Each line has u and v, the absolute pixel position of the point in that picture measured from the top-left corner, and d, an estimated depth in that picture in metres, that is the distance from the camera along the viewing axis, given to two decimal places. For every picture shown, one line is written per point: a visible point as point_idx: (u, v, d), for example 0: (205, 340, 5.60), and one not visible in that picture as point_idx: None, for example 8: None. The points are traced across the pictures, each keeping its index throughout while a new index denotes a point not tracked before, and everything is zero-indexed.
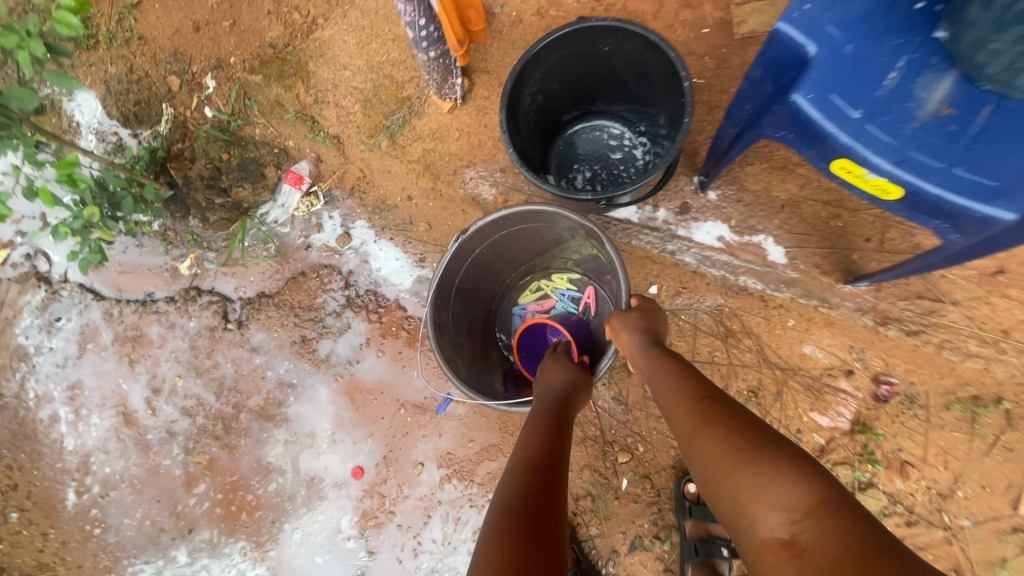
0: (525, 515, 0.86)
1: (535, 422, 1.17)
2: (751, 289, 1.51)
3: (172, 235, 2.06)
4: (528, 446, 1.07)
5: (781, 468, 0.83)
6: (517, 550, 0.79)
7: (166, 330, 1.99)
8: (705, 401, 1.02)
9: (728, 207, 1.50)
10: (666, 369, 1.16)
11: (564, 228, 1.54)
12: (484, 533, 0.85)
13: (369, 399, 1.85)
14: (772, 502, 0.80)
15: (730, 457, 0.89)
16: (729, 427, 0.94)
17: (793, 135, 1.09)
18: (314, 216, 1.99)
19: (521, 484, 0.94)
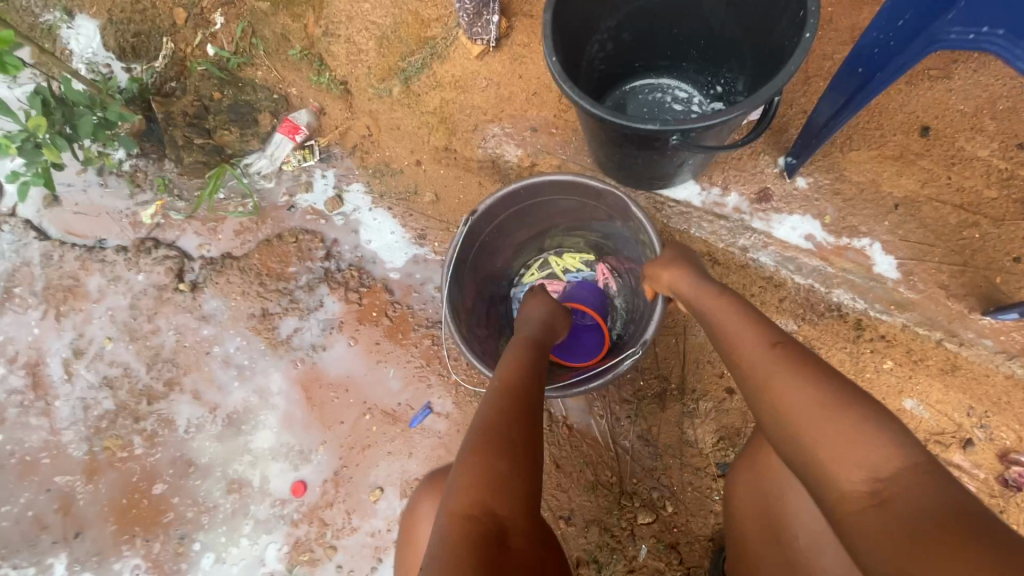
0: (502, 450, 0.72)
1: (521, 352, 0.99)
2: (846, 311, 1.14)
3: (141, 177, 1.72)
4: (511, 376, 0.89)
5: (868, 427, 0.61)
6: (491, 490, 0.67)
7: (107, 284, 1.64)
8: (775, 344, 0.74)
9: (821, 199, 1.15)
10: (721, 296, 0.89)
11: (593, 202, 1.20)
12: (455, 465, 0.72)
13: (329, 398, 1.48)
14: (852, 461, 0.59)
15: (802, 408, 0.66)
16: (806, 371, 0.69)
17: (1003, 33, 0.79)
18: (305, 173, 1.66)
19: (503, 415, 0.78)
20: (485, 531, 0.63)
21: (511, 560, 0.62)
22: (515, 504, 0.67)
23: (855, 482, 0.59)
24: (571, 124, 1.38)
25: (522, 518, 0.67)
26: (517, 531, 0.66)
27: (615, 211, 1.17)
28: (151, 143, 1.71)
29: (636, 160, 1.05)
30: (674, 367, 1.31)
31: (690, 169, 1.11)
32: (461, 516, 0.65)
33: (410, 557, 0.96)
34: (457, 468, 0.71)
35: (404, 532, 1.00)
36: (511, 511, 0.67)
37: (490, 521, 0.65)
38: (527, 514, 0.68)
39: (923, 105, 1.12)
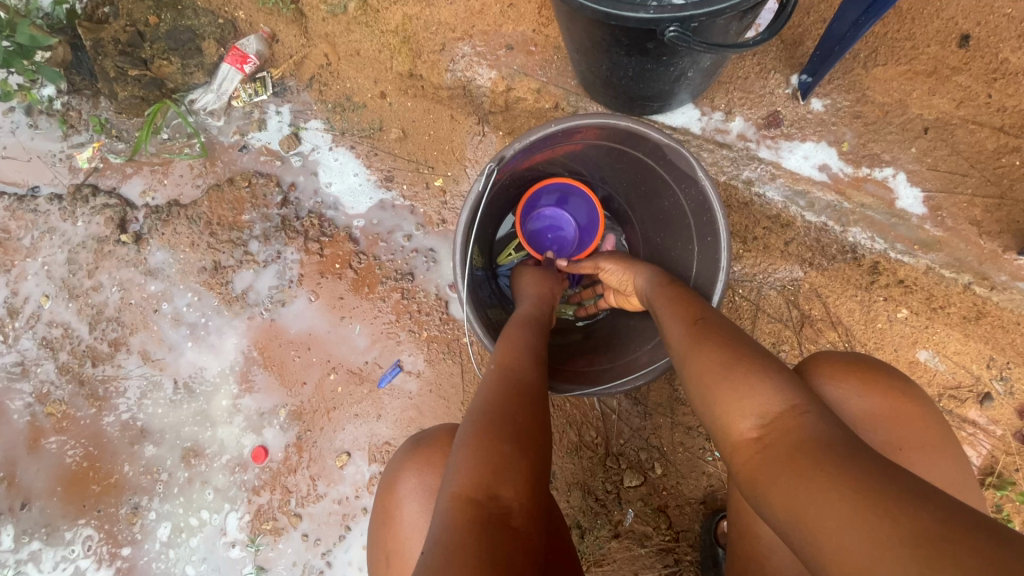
0: (510, 429, 0.63)
1: (518, 327, 0.91)
2: (861, 253, 1.01)
3: (74, 117, 1.47)
4: (510, 349, 0.83)
5: (762, 376, 0.61)
6: (496, 470, 0.58)
7: (40, 236, 1.46)
8: (698, 320, 0.75)
9: (838, 123, 1.00)
10: (663, 288, 0.90)
11: (637, 152, 1.02)
12: (455, 450, 0.62)
13: (290, 357, 1.36)
14: (745, 409, 0.60)
15: (707, 365, 0.67)
16: (720, 336, 0.70)
17: None
18: (257, 109, 1.45)
19: (506, 392, 0.71)
20: (487, 518, 0.53)
21: (518, 547, 0.52)
22: (522, 485, 0.58)
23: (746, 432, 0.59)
24: (553, 40, 1.21)
25: (529, 500, 0.57)
26: (523, 513, 0.56)
27: (661, 164, 0.99)
28: (81, 76, 1.43)
29: (627, 73, 0.90)
30: None
31: (688, 88, 0.95)
32: (463, 500, 0.55)
33: (394, 569, 0.83)
34: (456, 453, 0.62)
35: (381, 538, 0.86)
36: (517, 495, 0.57)
37: (494, 504, 0.55)
38: (533, 495, 0.58)
39: (965, 9, 0.93)
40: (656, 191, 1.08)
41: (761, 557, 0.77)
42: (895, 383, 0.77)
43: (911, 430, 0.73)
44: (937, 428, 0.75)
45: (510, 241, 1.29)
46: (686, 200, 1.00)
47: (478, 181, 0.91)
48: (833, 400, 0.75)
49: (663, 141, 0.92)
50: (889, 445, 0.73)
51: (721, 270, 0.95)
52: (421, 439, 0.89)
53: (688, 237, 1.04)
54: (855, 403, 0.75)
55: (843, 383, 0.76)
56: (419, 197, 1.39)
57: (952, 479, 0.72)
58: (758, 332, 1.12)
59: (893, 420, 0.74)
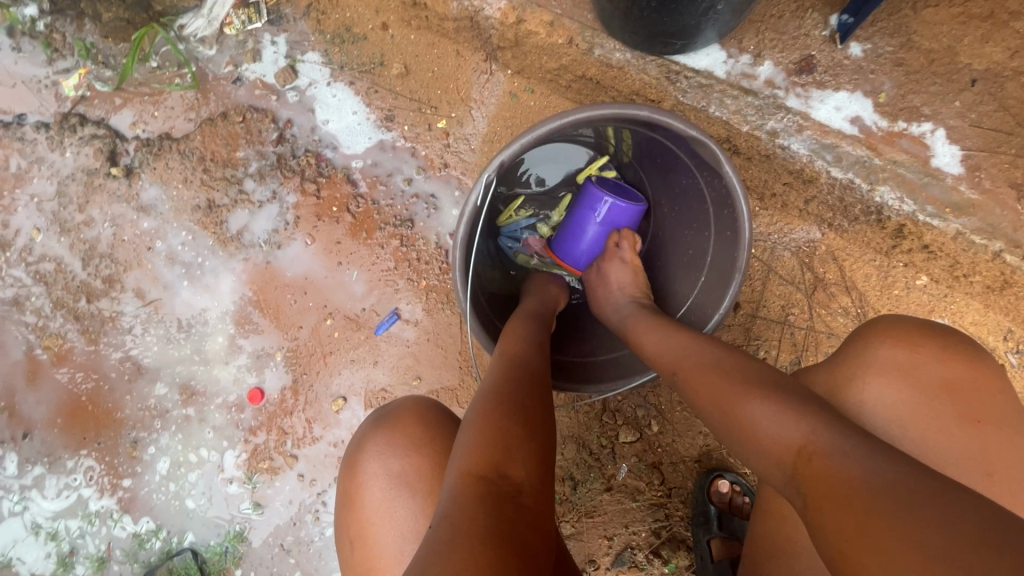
0: (518, 412, 0.61)
1: (523, 319, 0.88)
2: (886, 215, 0.95)
3: (58, 39, 1.37)
4: (512, 337, 0.81)
5: (764, 403, 0.61)
6: (506, 450, 0.56)
7: (29, 166, 1.40)
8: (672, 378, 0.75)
9: (877, 71, 0.91)
10: (636, 323, 0.89)
11: (656, 134, 0.94)
12: (461, 428, 0.61)
13: (286, 300, 1.33)
14: (766, 443, 0.59)
15: (716, 401, 0.67)
16: (712, 369, 0.70)
17: None
18: (252, 39, 1.35)
19: (514, 380, 0.68)
20: (498, 494, 0.51)
21: (529, 526, 0.50)
22: (533, 464, 0.56)
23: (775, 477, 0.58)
24: None
25: (542, 481, 0.55)
26: (535, 492, 0.54)
27: (682, 149, 0.92)
28: None
29: (649, 3, 0.83)
30: None
31: (716, 25, 0.87)
32: (470, 476, 0.53)
33: (358, 552, 0.81)
34: (464, 430, 0.60)
35: (343, 520, 0.84)
36: (529, 476, 0.54)
37: (505, 482, 0.53)
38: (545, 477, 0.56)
39: None
40: (672, 169, 1.01)
41: (782, 514, 0.77)
42: (975, 359, 0.71)
43: (985, 405, 0.69)
44: (1012, 405, 0.70)
45: (515, 200, 1.19)
46: (706, 186, 0.93)
47: (484, 177, 0.83)
48: (906, 362, 0.71)
49: (688, 132, 0.83)
50: (961, 416, 0.69)
51: (737, 273, 0.89)
52: (383, 416, 0.87)
53: (702, 228, 0.99)
54: (928, 368, 0.71)
55: (919, 350, 0.72)
56: (420, 139, 1.32)
57: (1020, 451, 0.69)
58: (769, 295, 1.09)
59: (968, 392, 0.70)
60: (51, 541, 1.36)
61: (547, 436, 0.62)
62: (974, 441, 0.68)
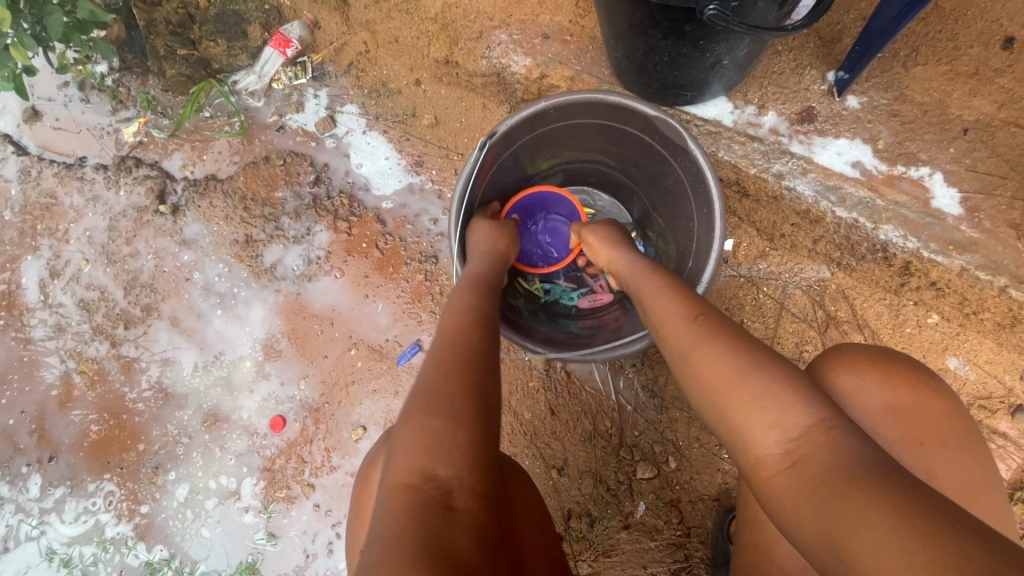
0: (440, 401, 0.61)
1: (464, 289, 0.85)
2: (892, 253, 0.99)
3: (123, 92, 1.53)
4: (453, 314, 0.78)
5: (773, 377, 0.61)
6: (430, 450, 0.57)
7: (86, 204, 1.52)
8: (697, 317, 0.73)
9: (875, 121, 0.99)
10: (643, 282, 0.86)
11: (632, 129, 1.05)
12: (395, 433, 0.62)
13: (313, 330, 1.39)
14: (769, 420, 0.58)
15: (718, 368, 0.65)
16: (723, 339, 0.68)
17: None
18: (296, 92, 1.48)
19: (442, 363, 0.67)
20: (425, 502, 0.53)
21: (459, 526, 0.52)
22: (459, 458, 0.57)
23: (766, 450, 0.57)
24: (589, 31, 1.25)
25: (471, 469, 0.57)
26: (468, 485, 0.56)
27: (657, 139, 1.01)
28: (132, 54, 1.49)
29: (662, 59, 0.92)
30: None
31: (723, 78, 0.96)
32: (399, 487, 0.55)
33: None
34: (396, 437, 0.61)
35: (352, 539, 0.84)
36: (455, 470, 0.56)
37: (432, 485, 0.55)
38: (477, 466, 0.57)
39: (1011, 12, 0.94)
40: (659, 172, 1.10)
41: (769, 545, 0.75)
42: (923, 382, 0.73)
43: (924, 428, 0.70)
44: (960, 431, 0.71)
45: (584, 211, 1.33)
46: (683, 173, 1.00)
47: (477, 151, 0.94)
48: (852, 389, 0.73)
49: (652, 113, 0.95)
50: (907, 440, 0.70)
51: (713, 249, 0.93)
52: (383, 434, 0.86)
53: (691, 216, 1.04)
54: (873, 395, 0.72)
55: (862, 375, 0.73)
56: (447, 183, 1.41)
57: (971, 477, 0.68)
58: (782, 331, 1.13)
59: (916, 412, 0.71)
60: (63, 568, 1.36)
61: (481, 416, 0.62)
62: (923, 465, 0.69)
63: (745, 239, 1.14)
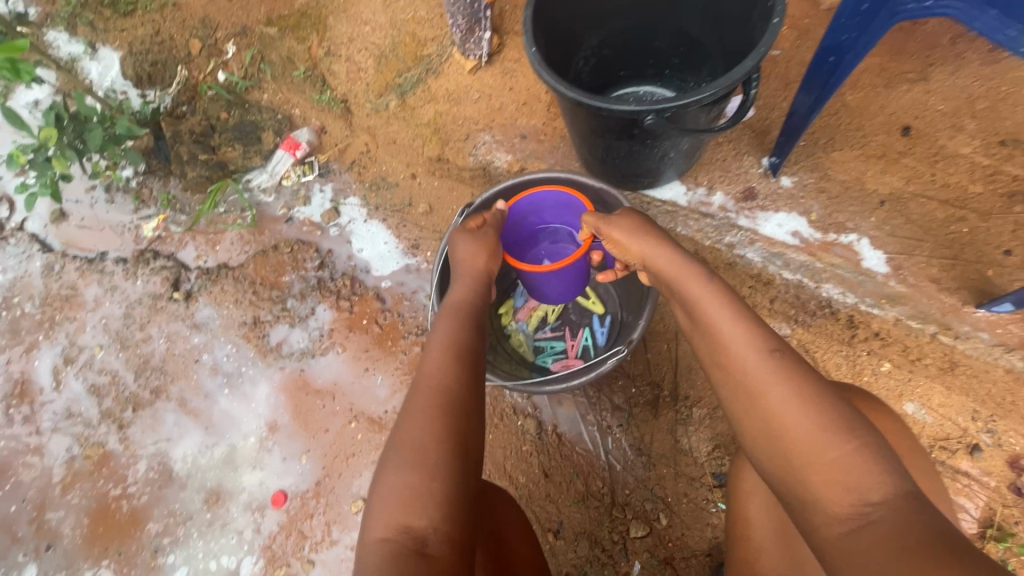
0: (417, 457, 0.69)
1: (445, 320, 0.89)
2: (836, 307, 1.14)
3: (147, 193, 1.70)
4: (432, 352, 0.83)
5: (850, 447, 0.64)
6: (408, 507, 0.66)
7: (104, 294, 1.63)
8: (774, 354, 0.73)
9: (807, 198, 1.15)
10: (698, 288, 0.82)
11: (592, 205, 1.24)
12: (377, 482, 0.71)
13: (315, 405, 1.46)
14: (849, 485, 0.62)
15: (796, 422, 0.68)
16: (797, 385, 0.69)
17: None
18: (304, 188, 1.66)
19: (418, 412, 0.74)
20: (406, 553, 0.63)
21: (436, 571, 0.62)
22: (436, 513, 0.66)
23: (842, 510, 0.62)
24: (559, 131, 1.49)
25: (446, 521, 0.66)
26: (445, 536, 0.66)
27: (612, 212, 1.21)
28: (158, 160, 1.70)
29: (619, 154, 1.09)
30: (666, 375, 1.29)
31: (674, 166, 1.13)
32: (383, 539, 0.65)
33: None
34: (379, 486, 0.70)
35: None
36: (432, 523, 0.66)
37: (411, 537, 0.65)
38: (452, 517, 0.67)
39: (903, 107, 1.15)
40: None
41: None
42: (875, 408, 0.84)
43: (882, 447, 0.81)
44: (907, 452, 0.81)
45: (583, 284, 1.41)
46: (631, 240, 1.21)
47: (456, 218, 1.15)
48: None
49: (599, 188, 1.15)
50: None
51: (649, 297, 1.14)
52: None
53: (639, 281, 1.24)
54: None
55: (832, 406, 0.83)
56: None
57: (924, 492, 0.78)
58: None
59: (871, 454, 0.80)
60: None
61: (454, 466, 0.70)
62: None
63: None
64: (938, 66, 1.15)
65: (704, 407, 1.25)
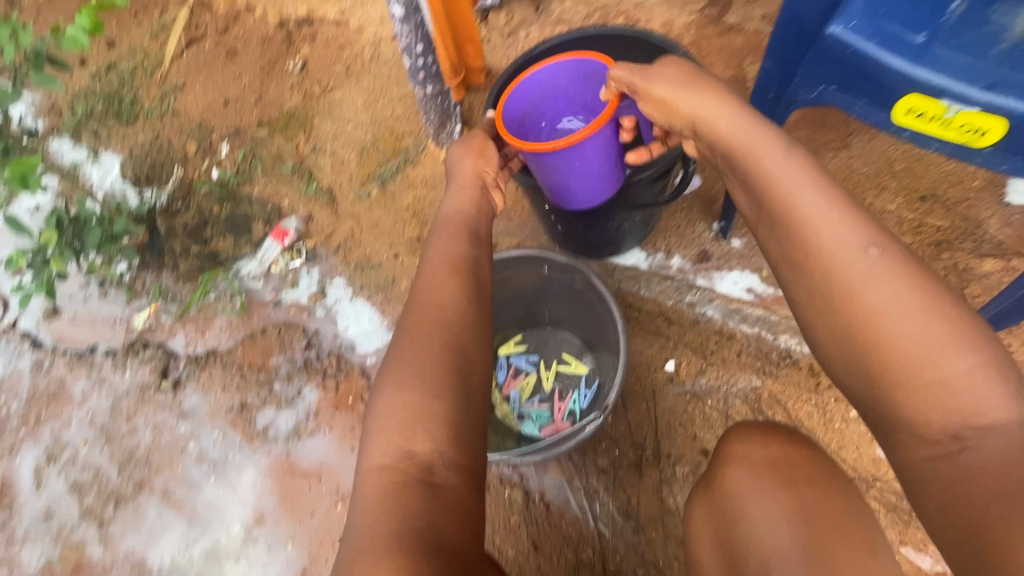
0: (419, 377, 0.74)
1: (444, 236, 0.94)
2: (797, 357, 1.24)
3: (139, 286, 1.76)
4: (432, 271, 0.87)
5: (973, 360, 0.61)
6: (410, 429, 0.71)
7: (92, 387, 1.65)
8: (869, 248, 0.68)
9: (758, 256, 1.28)
10: (785, 173, 0.75)
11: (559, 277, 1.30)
12: (378, 400, 0.75)
13: (302, 487, 1.47)
14: (958, 407, 0.61)
15: (913, 325, 0.64)
16: (906, 281, 0.65)
17: (837, 86, 0.90)
18: (291, 272, 1.72)
19: (420, 332, 0.79)
20: (410, 482, 0.68)
21: (440, 501, 0.67)
22: (438, 438, 0.71)
23: (936, 427, 0.62)
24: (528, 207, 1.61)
25: (448, 448, 0.71)
26: (445, 465, 0.70)
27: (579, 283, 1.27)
28: (152, 254, 1.77)
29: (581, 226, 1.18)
30: (648, 434, 1.28)
31: (633, 234, 1.24)
32: (384, 465, 0.70)
33: None
34: (379, 405, 0.74)
35: None
36: (433, 449, 0.70)
37: (412, 462, 0.69)
38: (454, 448, 0.71)
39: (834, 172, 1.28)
40: (590, 308, 1.32)
41: None
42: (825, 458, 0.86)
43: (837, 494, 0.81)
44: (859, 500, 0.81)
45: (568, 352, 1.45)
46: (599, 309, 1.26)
47: None
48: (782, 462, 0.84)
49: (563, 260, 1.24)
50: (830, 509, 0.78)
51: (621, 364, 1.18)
52: None
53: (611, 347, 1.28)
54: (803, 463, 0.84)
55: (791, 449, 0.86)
56: None
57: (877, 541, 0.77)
58: None
59: (810, 493, 0.80)
60: None
61: (453, 385, 0.75)
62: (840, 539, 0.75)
63: (684, 360, 1.28)
64: (858, 135, 1.30)
65: (686, 464, 1.24)
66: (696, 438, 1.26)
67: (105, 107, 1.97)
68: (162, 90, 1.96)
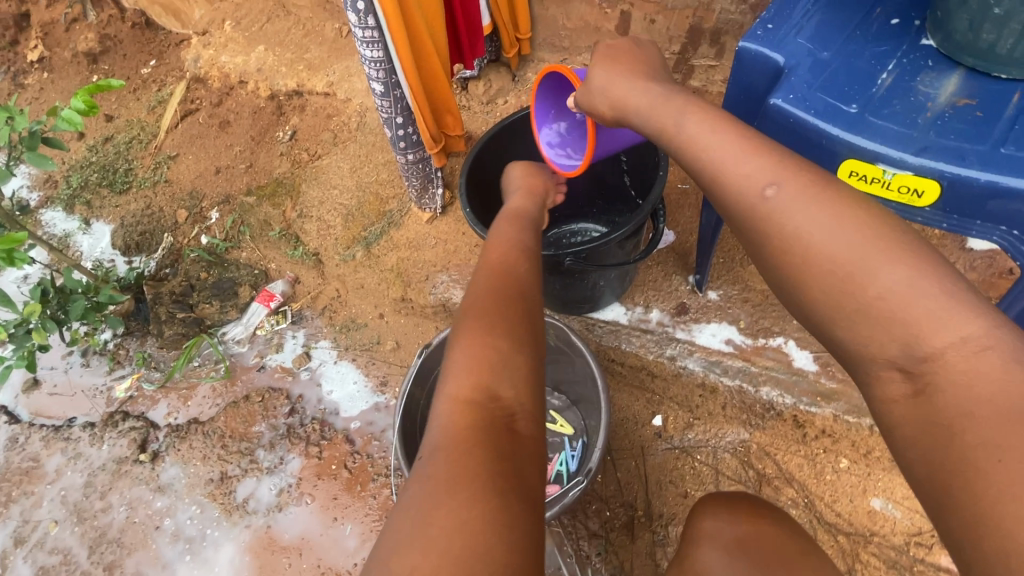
0: (496, 323, 0.73)
1: (507, 223, 0.98)
2: (780, 409, 1.22)
3: (122, 354, 1.75)
4: (497, 247, 0.89)
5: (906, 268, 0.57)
6: (491, 369, 0.68)
7: (66, 462, 1.60)
8: (770, 187, 0.66)
9: (735, 308, 1.29)
10: (690, 134, 0.75)
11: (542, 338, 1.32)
12: (453, 347, 0.72)
13: (281, 564, 1.40)
14: (920, 332, 0.56)
15: (844, 251, 0.60)
16: (833, 205, 0.62)
17: None
18: (277, 335, 1.72)
19: (486, 289, 0.78)
20: (492, 418, 0.64)
21: (521, 445, 0.63)
22: (518, 383, 0.68)
23: (890, 363, 0.57)
24: None
25: (528, 395, 0.67)
26: (523, 411, 0.66)
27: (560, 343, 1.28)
28: (137, 321, 1.78)
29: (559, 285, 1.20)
30: (638, 493, 1.24)
31: (611, 290, 1.27)
32: (461, 401, 0.66)
33: None
34: (456, 351, 0.71)
35: None
36: (515, 394, 0.67)
37: (495, 403, 0.66)
38: (531, 391, 0.68)
39: None
40: (573, 366, 1.32)
41: None
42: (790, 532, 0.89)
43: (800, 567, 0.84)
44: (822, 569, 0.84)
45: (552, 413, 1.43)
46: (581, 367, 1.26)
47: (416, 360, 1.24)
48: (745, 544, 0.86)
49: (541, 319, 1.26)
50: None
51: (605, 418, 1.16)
52: None
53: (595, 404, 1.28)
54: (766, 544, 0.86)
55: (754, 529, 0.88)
56: None
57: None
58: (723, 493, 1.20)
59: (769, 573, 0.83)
60: None
61: (530, 338, 0.73)
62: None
63: (671, 415, 1.28)
64: None
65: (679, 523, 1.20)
66: (687, 496, 1.22)
67: (99, 178, 2.02)
68: (156, 161, 2.03)
